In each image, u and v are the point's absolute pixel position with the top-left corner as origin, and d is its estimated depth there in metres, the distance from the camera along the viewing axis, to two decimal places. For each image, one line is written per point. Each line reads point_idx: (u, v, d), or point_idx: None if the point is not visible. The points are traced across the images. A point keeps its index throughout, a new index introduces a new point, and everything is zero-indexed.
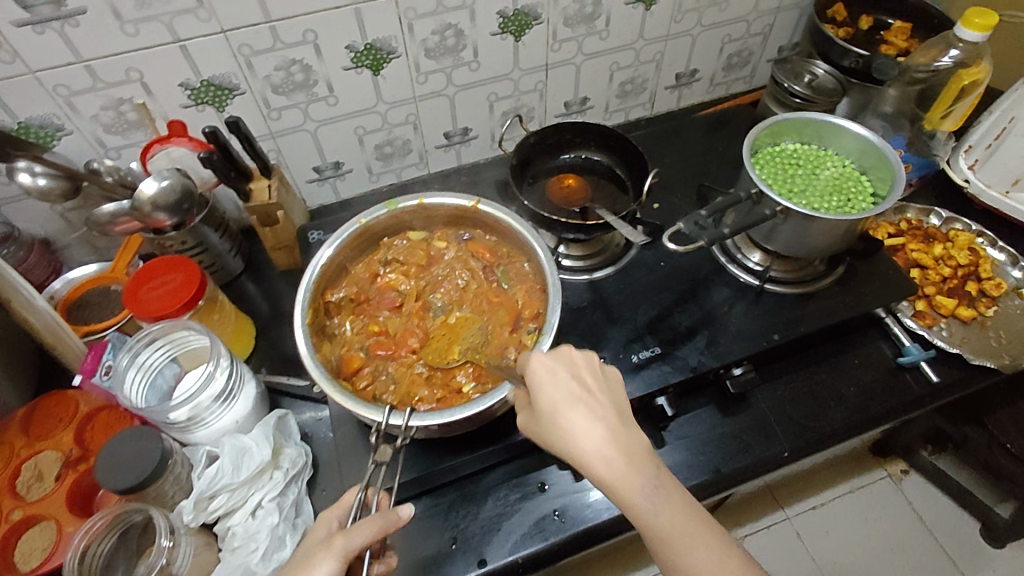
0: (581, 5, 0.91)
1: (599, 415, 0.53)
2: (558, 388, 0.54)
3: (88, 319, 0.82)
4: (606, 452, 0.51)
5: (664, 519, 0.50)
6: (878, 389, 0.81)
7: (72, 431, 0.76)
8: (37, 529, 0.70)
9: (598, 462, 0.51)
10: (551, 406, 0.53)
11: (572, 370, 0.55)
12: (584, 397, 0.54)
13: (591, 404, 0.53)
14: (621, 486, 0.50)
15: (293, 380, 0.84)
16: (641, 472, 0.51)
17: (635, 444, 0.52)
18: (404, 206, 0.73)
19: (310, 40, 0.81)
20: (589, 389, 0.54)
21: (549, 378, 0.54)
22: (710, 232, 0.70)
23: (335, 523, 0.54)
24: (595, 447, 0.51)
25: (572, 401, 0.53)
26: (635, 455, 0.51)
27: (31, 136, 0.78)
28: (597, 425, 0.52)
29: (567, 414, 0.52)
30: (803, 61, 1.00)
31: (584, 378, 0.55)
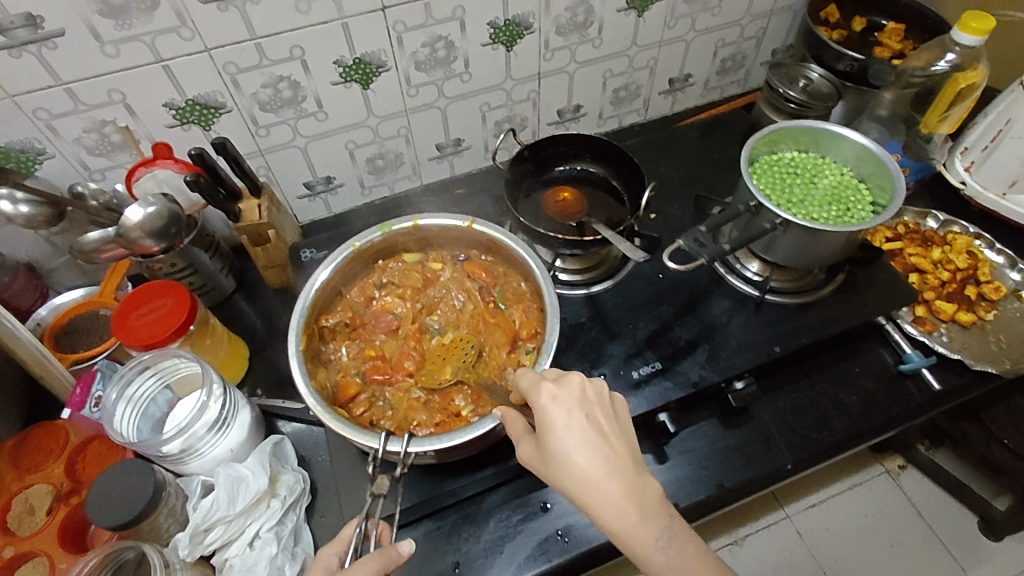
0: (573, 13, 0.90)
1: (616, 462, 0.51)
2: (571, 431, 0.52)
3: (77, 346, 0.81)
4: (620, 504, 0.49)
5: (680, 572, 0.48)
6: (879, 397, 0.79)
7: (62, 464, 0.75)
8: (30, 566, 0.68)
9: (612, 513, 0.49)
10: (565, 448, 0.52)
11: (585, 411, 0.53)
12: (598, 440, 0.52)
13: (606, 450, 0.52)
14: (635, 538, 0.49)
15: (288, 403, 0.81)
16: (654, 524, 0.49)
17: (649, 493, 0.51)
18: (398, 228, 0.72)
19: (297, 56, 0.79)
20: (603, 432, 0.53)
21: (561, 419, 0.53)
22: (710, 249, 0.69)
23: (334, 561, 0.52)
24: (609, 497, 0.50)
25: (586, 445, 0.51)
26: (649, 505, 0.50)
27: (12, 161, 0.76)
28: (610, 474, 0.50)
29: (581, 460, 0.51)
30: (797, 65, 0.98)
31: (597, 419, 0.53)
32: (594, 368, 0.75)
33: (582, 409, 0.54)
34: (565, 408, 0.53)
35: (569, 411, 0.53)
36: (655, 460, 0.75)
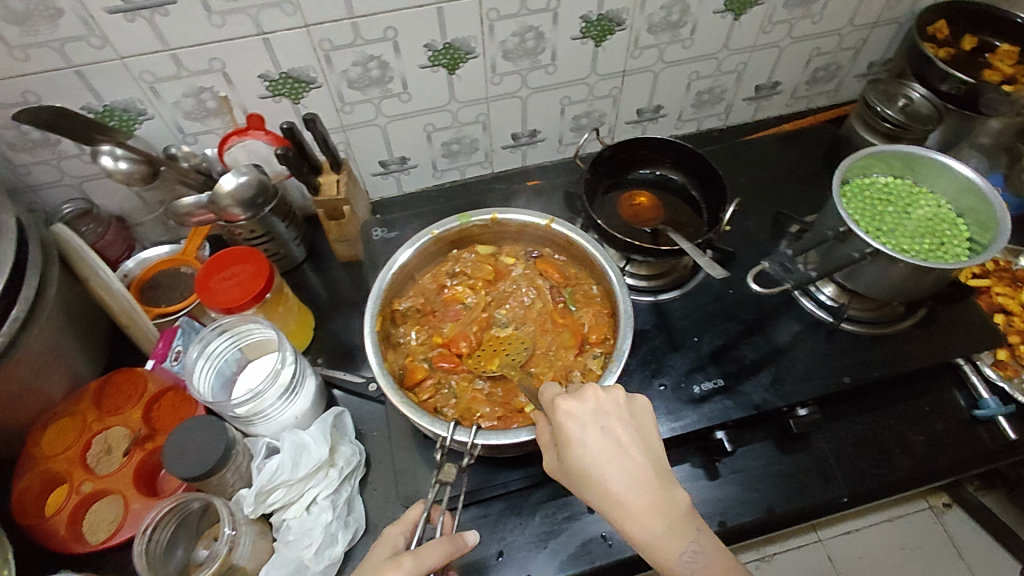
0: (668, 12, 0.87)
1: (638, 478, 0.52)
2: (588, 447, 0.53)
3: (159, 300, 0.84)
4: (642, 518, 0.51)
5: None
6: (947, 440, 0.76)
7: (140, 409, 0.80)
8: (106, 502, 0.74)
9: (638, 527, 0.51)
10: (585, 466, 0.53)
11: (602, 425, 0.53)
12: (618, 454, 0.53)
13: (627, 465, 0.52)
14: (661, 551, 0.50)
15: (350, 377, 0.84)
16: (681, 536, 0.50)
17: (673, 504, 0.51)
18: (477, 219, 0.73)
19: (390, 37, 0.80)
20: (623, 444, 0.53)
21: (581, 435, 0.53)
22: (796, 275, 0.79)
23: (401, 539, 0.54)
24: (634, 512, 0.51)
25: (606, 462, 0.52)
26: (673, 518, 0.51)
27: (115, 119, 0.79)
28: (631, 489, 0.51)
29: (603, 476, 0.52)
30: (898, 84, 0.94)
31: (617, 432, 0.53)
32: (654, 378, 0.75)
33: (600, 424, 0.54)
34: (581, 423, 0.54)
35: (585, 428, 0.53)
36: (705, 476, 0.74)
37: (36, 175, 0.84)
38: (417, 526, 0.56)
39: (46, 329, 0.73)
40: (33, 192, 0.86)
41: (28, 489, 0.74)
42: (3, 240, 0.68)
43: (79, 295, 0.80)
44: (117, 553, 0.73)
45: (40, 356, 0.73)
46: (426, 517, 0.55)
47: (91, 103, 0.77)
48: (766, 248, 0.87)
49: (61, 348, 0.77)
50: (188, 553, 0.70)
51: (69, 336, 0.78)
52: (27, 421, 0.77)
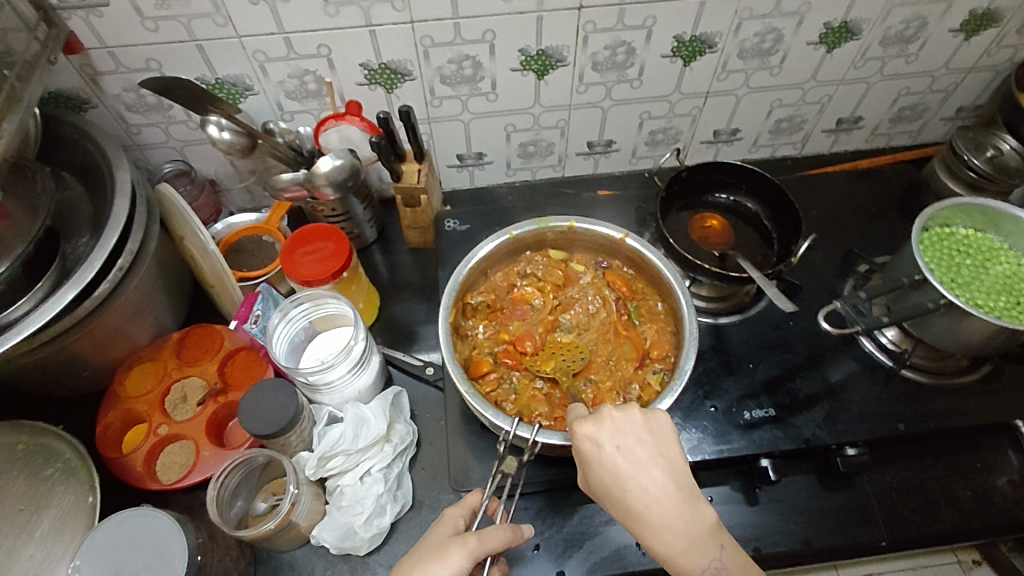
0: (761, 39, 0.87)
1: (660, 495, 0.53)
2: (607, 467, 0.54)
3: (241, 264, 0.90)
4: (664, 534, 0.53)
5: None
6: (997, 499, 0.75)
7: (216, 364, 0.85)
8: (178, 446, 0.80)
9: (663, 543, 0.53)
10: (609, 486, 0.55)
11: (619, 443, 0.55)
12: (638, 472, 0.54)
13: (646, 483, 0.53)
14: (686, 563, 0.52)
15: (409, 359, 0.88)
16: (706, 549, 0.53)
17: (696, 519, 0.53)
18: (554, 226, 0.76)
19: (487, 40, 0.82)
20: (645, 461, 0.54)
21: (603, 455, 0.55)
22: (868, 319, 0.74)
23: (461, 521, 0.59)
24: (656, 528, 0.53)
25: (627, 481, 0.53)
26: (696, 534, 0.53)
27: (225, 92, 0.85)
28: (651, 507, 0.53)
29: (628, 495, 0.53)
30: (988, 133, 0.93)
31: (638, 451, 0.54)
32: (706, 399, 0.77)
33: (619, 444, 0.55)
34: (598, 444, 0.55)
35: (606, 449, 0.55)
36: (744, 500, 0.75)
37: (145, 136, 0.90)
38: (476, 512, 0.60)
39: (143, 279, 0.79)
40: (140, 150, 0.92)
41: (111, 424, 0.81)
42: (121, 197, 0.74)
43: (170, 251, 0.86)
44: (185, 495, 0.79)
45: (135, 303, 0.79)
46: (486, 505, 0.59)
47: (205, 76, 0.82)
48: (831, 284, 0.87)
49: (152, 298, 0.82)
50: (247, 505, 0.75)
51: (160, 287, 0.83)
52: (115, 361, 0.83)
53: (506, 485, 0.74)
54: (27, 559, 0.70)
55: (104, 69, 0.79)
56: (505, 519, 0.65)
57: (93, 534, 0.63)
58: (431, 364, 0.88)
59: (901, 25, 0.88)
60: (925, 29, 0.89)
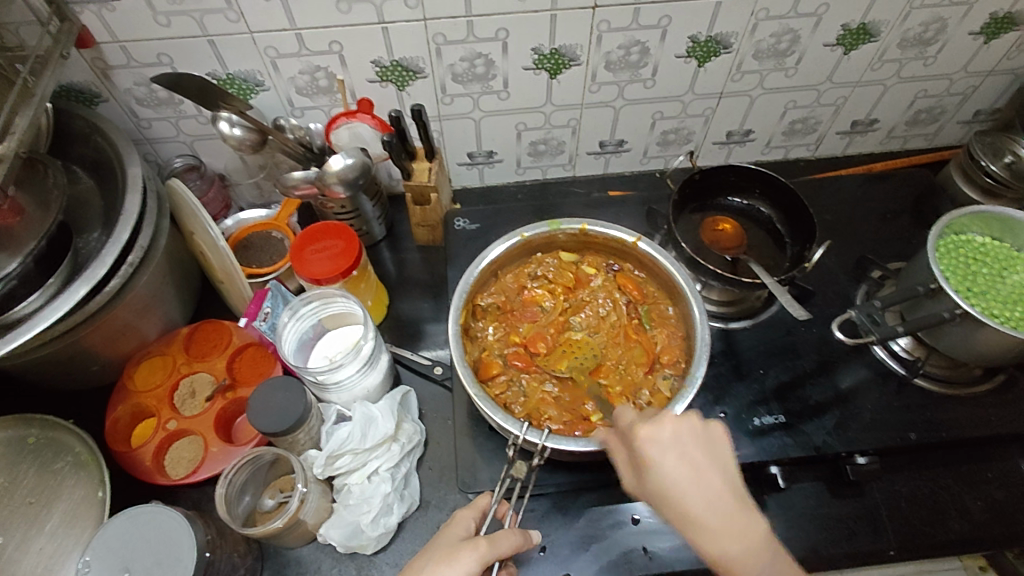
0: (777, 40, 0.86)
1: (719, 502, 0.52)
2: (668, 470, 0.53)
3: (250, 260, 0.90)
4: (722, 540, 0.51)
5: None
6: (1008, 509, 0.74)
7: (225, 360, 0.86)
8: (187, 441, 0.80)
9: (723, 550, 0.51)
10: (667, 490, 0.53)
11: (681, 448, 0.54)
12: (698, 477, 0.53)
13: (706, 488, 0.52)
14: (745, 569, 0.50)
15: (416, 358, 0.88)
16: (766, 557, 0.51)
17: (752, 523, 0.52)
18: (566, 227, 0.76)
19: (500, 38, 0.81)
20: (704, 467, 0.53)
21: (663, 458, 0.53)
22: (884, 328, 0.72)
23: (471, 524, 0.59)
24: (712, 533, 0.51)
25: (687, 484, 0.52)
26: (754, 539, 0.51)
27: (236, 87, 0.85)
28: (709, 511, 0.52)
29: (688, 501, 0.52)
30: (1007, 138, 0.92)
31: (697, 455, 0.54)
32: (716, 404, 0.77)
33: (679, 445, 0.54)
34: (661, 446, 0.54)
35: (667, 450, 0.54)
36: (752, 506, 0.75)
37: (156, 130, 0.90)
38: (486, 514, 0.60)
39: (153, 275, 0.79)
40: (151, 144, 0.92)
41: (121, 418, 0.81)
42: (132, 193, 0.74)
43: (180, 246, 0.86)
44: (193, 490, 0.79)
45: (144, 298, 0.79)
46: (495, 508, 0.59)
47: (216, 71, 0.82)
48: (843, 289, 0.87)
49: (161, 293, 0.82)
50: (254, 501, 0.74)
51: (169, 283, 0.83)
52: (125, 356, 0.83)
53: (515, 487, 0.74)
54: (36, 552, 0.70)
55: (115, 63, 0.79)
56: (514, 522, 0.65)
57: (103, 530, 0.63)
58: (439, 363, 0.89)
59: (920, 27, 0.87)
60: (944, 31, 0.88)
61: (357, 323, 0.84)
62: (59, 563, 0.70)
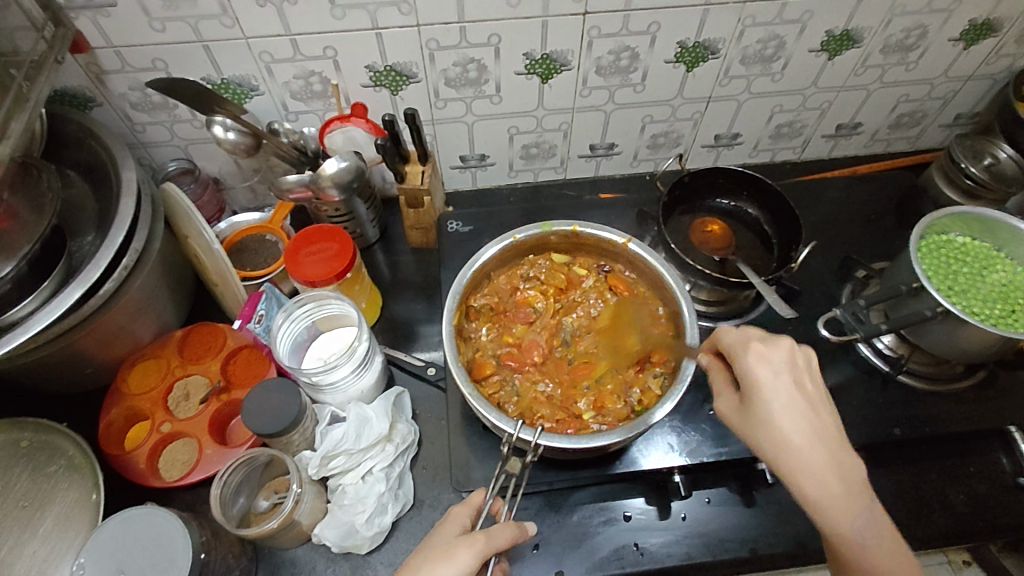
0: (763, 46, 0.88)
1: (821, 434, 0.55)
2: (778, 394, 0.56)
3: (243, 262, 0.91)
4: (822, 473, 0.53)
5: (872, 548, 0.52)
6: (989, 502, 0.76)
7: (219, 362, 0.86)
8: (181, 443, 0.80)
9: (819, 484, 0.53)
10: (772, 411, 0.55)
11: (793, 377, 0.57)
12: (806, 408, 0.56)
13: (813, 420, 0.55)
14: (839, 506, 0.53)
15: (410, 359, 0.89)
16: (859, 503, 0.53)
17: (851, 468, 0.54)
18: (557, 229, 0.78)
19: (492, 43, 0.82)
20: (812, 406, 0.56)
21: (772, 383, 0.56)
22: (867, 326, 0.73)
23: (467, 520, 0.59)
24: (812, 466, 0.54)
25: (794, 412, 0.55)
26: (850, 479, 0.54)
27: (230, 91, 0.85)
28: (814, 438, 0.54)
29: (793, 429, 0.55)
30: (986, 141, 0.94)
31: (807, 392, 0.56)
32: (706, 402, 0.79)
33: (791, 375, 0.57)
34: (775, 371, 0.57)
35: (779, 375, 0.57)
36: (741, 501, 0.77)
37: (150, 134, 0.90)
38: (481, 511, 0.61)
39: (147, 279, 0.79)
40: (144, 148, 0.93)
41: (115, 421, 0.81)
42: (126, 196, 0.74)
43: (173, 249, 0.86)
44: (187, 492, 0.79)
45: (138, 301, 0.79)
46: (490, 504, 0.60)
47: (211, 76, 0.83)
48: (829, 289, 0.88)
49: (155, 296, 0.82)
50: (249, 502, 0.75)
51: (163, 286, 0.83)
52: (119, 358, 0.84)
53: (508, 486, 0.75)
54: (30, 555, 0.70)
55: (110, 68, 0.79)
56: (508, 519, 0.66)
57: (98, 532, 0.63)
58: (432, 364, 0.89)
59: (902, 33, 0.89)
60: (925, 37, 0.90)
61: (351, 324, 0.85)
62: (52, 566, 0.70)
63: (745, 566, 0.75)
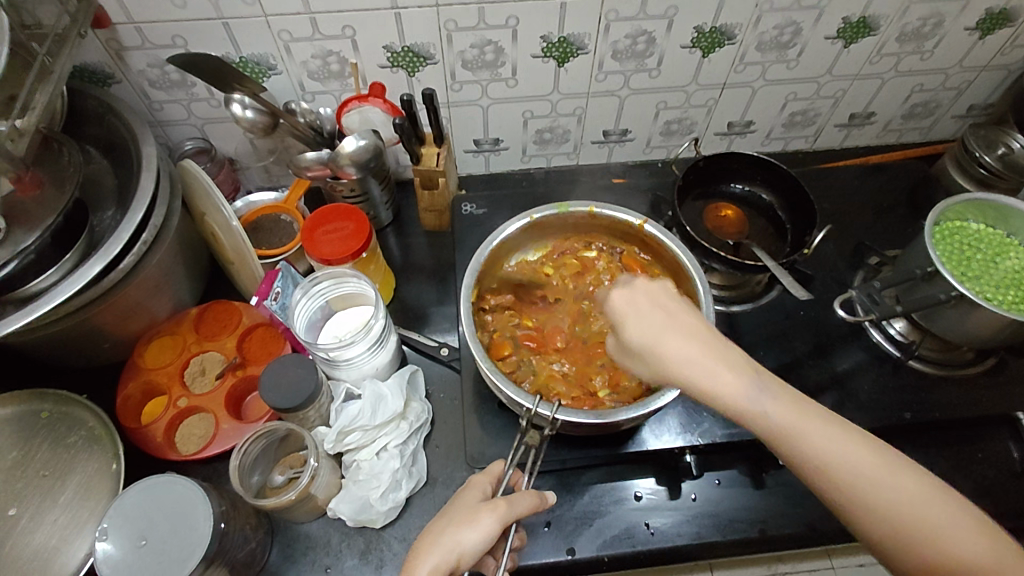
0: (779, 32, 0.88)
1: (693, 339, 0.52)
2: (644, 318, 0.54)
3: (259, 241, 0.91)
4: (710, 369, 0.51)
5: (787, 424, 0.49)
6: (996, 489, 0.76)
7: (234, 340, 0.87)
8: (198, 418, 0.81)
9: (708, 380, 0.50)
10: (646, 339, 0.53)
11: (653, 298, 0.55)
12: (672, 321, 0.53)
13: (683, 329, 0.53)
14: (732, 397, 0.50)
15: (423, 339, 0.89)
16: (751, 385, 0.50)
17: (730, 354, 0.51)
18: (574, 210, 0.78)
19: (510, 26, 0.82)
20: (674, 315, 0.54)
21: (633, 314, 0.54)
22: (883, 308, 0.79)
23: (488, 487, 0.60)
24: (703, 374, 0.50)
25: (659, 329, 0.53)
26: (735, 365, 0.51)
27: (249, 70, 0.86)
28: (691, 346, 0.52)
29: (666, 345, 0.52)
30: (1001, 131, 0.94)
31: (667, 305, 0.55)
32: None
33: (649, 298, 0.55)
34: (633, 297, 0.55)
35: (636, 298, 0.55)
36: (751, 483, 0.78)
37: (167, 113, 0.91)
38: (501, 480, 0.62)
39: (165, 255, 0.80)
40: (162, 127, 0.93)
41: (132, 395, 0.82)
42: (147, 171, 0.75)
43: (191, 228, 0.87)
44: (203, 466, 0.80)
45: (156, 277, 0.80)
46: (510, 473, 0.61)
47: (230, 54, 0.83)
48: (841, 276, 0.89)
49: (172, 272, 0.83)
50: (264, 478, 0.75)
51: (180, 262, 0.84)
52: (136, 333, 0.85)
53: (523, 464, 0.76)
54: (51, 524, 0.71)
55: (130, 44, 0.80)
56: (526, 491, 0.67)
57: (121, 498, 0.64)
58: (446, 345, 0.90)
59: (918, 22, 0.89)
60: (941, 26, 0.90)
61: (366, 304, 0.86)
62: (72, 536, 0.70)
63: (753, 546, 0.76)
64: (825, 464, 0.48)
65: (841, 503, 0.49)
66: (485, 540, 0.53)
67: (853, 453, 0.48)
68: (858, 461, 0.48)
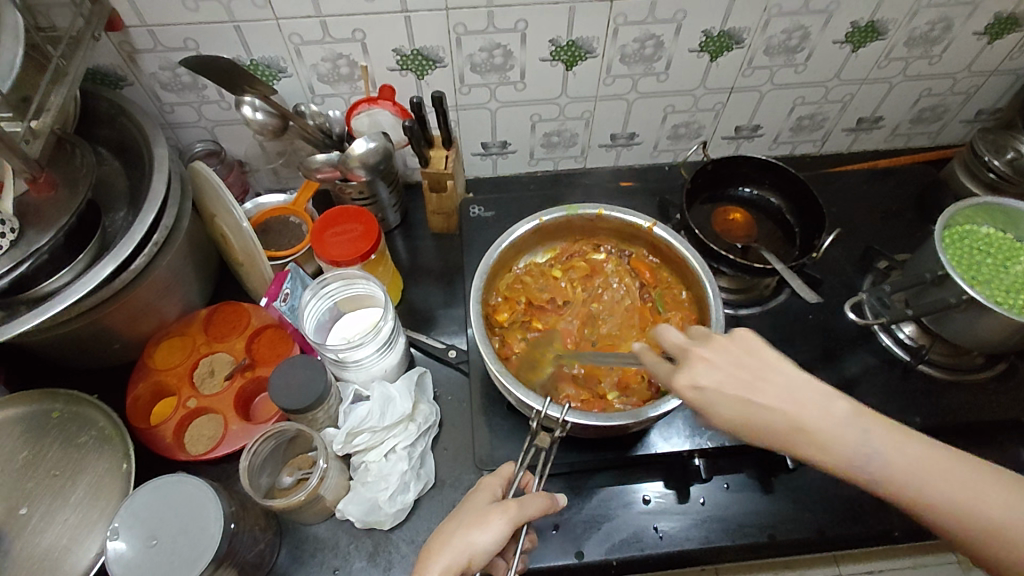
0: (788, 36, 0.89)
1: (787, 411, 0.47)
2: (726, 400, 0.49)
3: (269, 243, 0.92)
4: (816, 444, 0.47)
5: (911, 476, 0.46)
6: None
7: (243, 341, 0.87)
8: (207, 419, 0.82)
9: (816, 455, 0.47)
10: (737, 423, 0.49)
11: (725, 368, 0.50)
12: (756, 395, 0.48)
13: (771, 404, 0.48)
14: (844, 457, 0.46)
15: (432, 341, 0.90)
16: (864, 441, 0.47)
17: (829, 418, 0.47)
18: (583, 212, 0.78)
19: (519, 29, 0.83)
20: (755, 382, 0.49)
21: (710, 390, 0.49)
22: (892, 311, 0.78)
23: (498, 489, 0.60)
24: (811, 448, 0.47)
25: (749, 409, 0.48)
26: (839, 428, 0.47)
27: (259, 73, 0.86)
28: (787, 421, 0.47)
29: (763, 422, 0.48)
30: (1010, 136, 0.93)
31: (746, 370, 0.49)
32: None
33: (722, 370, 0.50)
34: (706, 376, 0.50)
35: (711, 375, 0.50)
36: (759, 487, 0.78)
37: (177, 115, 0.91)
38: (511, 482, 0.62)
39: (175, 256, 0.80)
40: (173, 129, 0.94)
41: (142, 396, 0.83)
42: (158, 173, 0.75)
43: (200, 229, 0.88)
44: (212, 467, 0.81)
45: (166, 278, 0.80)
46: (521, 475, 0.61)
47: (241, 56, 0.84)
48: (849, 280, 0.89)
49: (182, 273, 0.84)
50: (273, 479, 0.75)
51: (190, 264, 0.85)
52: (146, 334, 0.85)
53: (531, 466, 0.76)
54: (61, 523, 0.71)
55: (142, 47, 0.80)
56: (535, 494, 0.66)
57: (131, 498, 0.64)
58: (454, 347, 0.90)
59: (927, 26, 0.89)
60: (950, 30, 0.90)
61: (375, 306, 0.86)
62: (81, 536, 0.71)
63: (762, 551, 0.76)
64: (947, 510, 0.46)
65: (970, 543, 0.47)
66: (496, 542, 0.53)
67: (974, 486, 0.46)
68: (977, 496, 0.46)
